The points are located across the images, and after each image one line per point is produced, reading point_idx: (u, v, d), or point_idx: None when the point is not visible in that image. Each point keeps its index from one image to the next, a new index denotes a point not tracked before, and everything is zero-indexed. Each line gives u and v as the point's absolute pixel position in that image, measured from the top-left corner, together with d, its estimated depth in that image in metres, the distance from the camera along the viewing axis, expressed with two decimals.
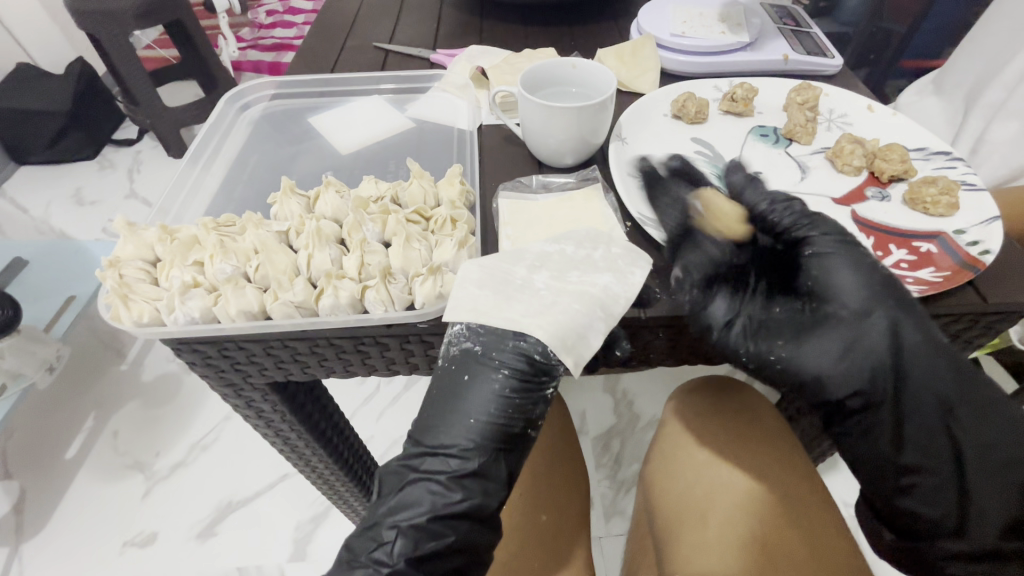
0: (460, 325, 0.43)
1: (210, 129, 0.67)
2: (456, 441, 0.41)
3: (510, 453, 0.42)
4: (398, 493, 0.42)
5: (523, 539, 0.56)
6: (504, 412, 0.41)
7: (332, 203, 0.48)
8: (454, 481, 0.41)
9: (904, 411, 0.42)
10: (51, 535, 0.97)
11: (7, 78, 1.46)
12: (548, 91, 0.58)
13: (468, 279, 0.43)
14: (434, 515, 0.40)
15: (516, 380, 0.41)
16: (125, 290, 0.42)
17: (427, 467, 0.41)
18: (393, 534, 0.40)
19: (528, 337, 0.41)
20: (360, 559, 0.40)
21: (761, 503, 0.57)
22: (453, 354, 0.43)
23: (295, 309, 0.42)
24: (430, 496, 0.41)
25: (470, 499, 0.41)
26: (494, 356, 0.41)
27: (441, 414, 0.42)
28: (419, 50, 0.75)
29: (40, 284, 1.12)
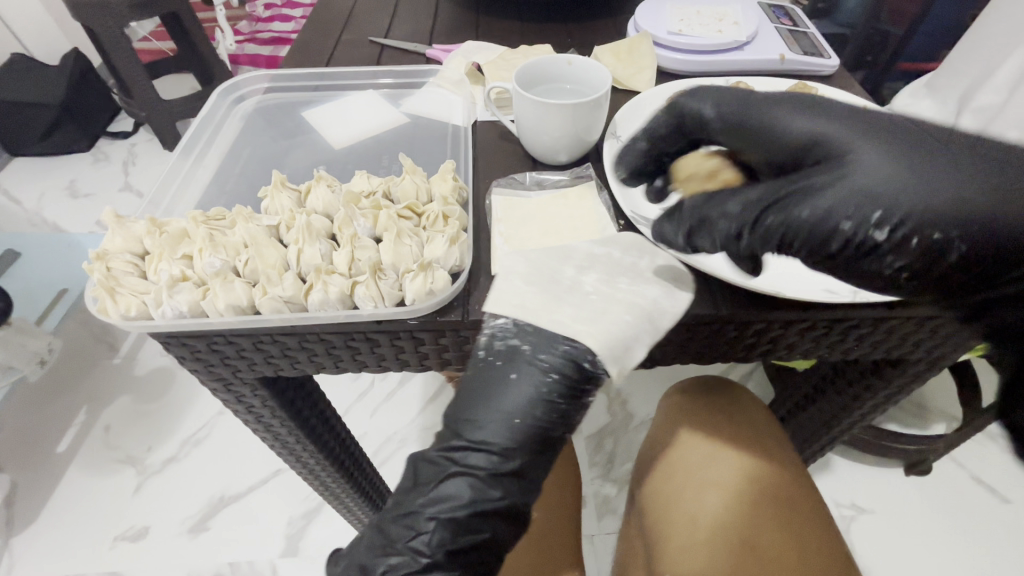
0: (506, 318, 0.42)
1: (203, 122, 0.66)
2: (498, 442, 0.41)
3: (546, 453, 0.43)
4: (437, 485, 0.42)
5: (543, 543, 0.56)
6: (546, 414, 0.41)
7: (323, 198, 0.48)
8: (491, 477, 0.41)
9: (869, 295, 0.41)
10: (42, 529, 0.97)
11: (1, 68, 1.45)
12: (543, 88, 0.58)
13: (519, 276, 0.44)
14: (474, 510, 0.41)
15: (564, 385, 0.41)
16: (112, 283, 0.41)
17: (467, 461, 0.41)
18: (431, 525, 0.40)
19: (576, 342, 0.41)
20: (396, 546, 0.41)
21: (752, 505, 0.58)
22: (498, 348, 0.42)
23: (284, 304, 0.41)
24: (469, 489, 0.41)
25: (506, 493, 0.41)
26: (543, 358, 0.41)
27: (481, 410, 0.42)
28: (415, 45, 0.75)
29: (32, 277, 1.11)
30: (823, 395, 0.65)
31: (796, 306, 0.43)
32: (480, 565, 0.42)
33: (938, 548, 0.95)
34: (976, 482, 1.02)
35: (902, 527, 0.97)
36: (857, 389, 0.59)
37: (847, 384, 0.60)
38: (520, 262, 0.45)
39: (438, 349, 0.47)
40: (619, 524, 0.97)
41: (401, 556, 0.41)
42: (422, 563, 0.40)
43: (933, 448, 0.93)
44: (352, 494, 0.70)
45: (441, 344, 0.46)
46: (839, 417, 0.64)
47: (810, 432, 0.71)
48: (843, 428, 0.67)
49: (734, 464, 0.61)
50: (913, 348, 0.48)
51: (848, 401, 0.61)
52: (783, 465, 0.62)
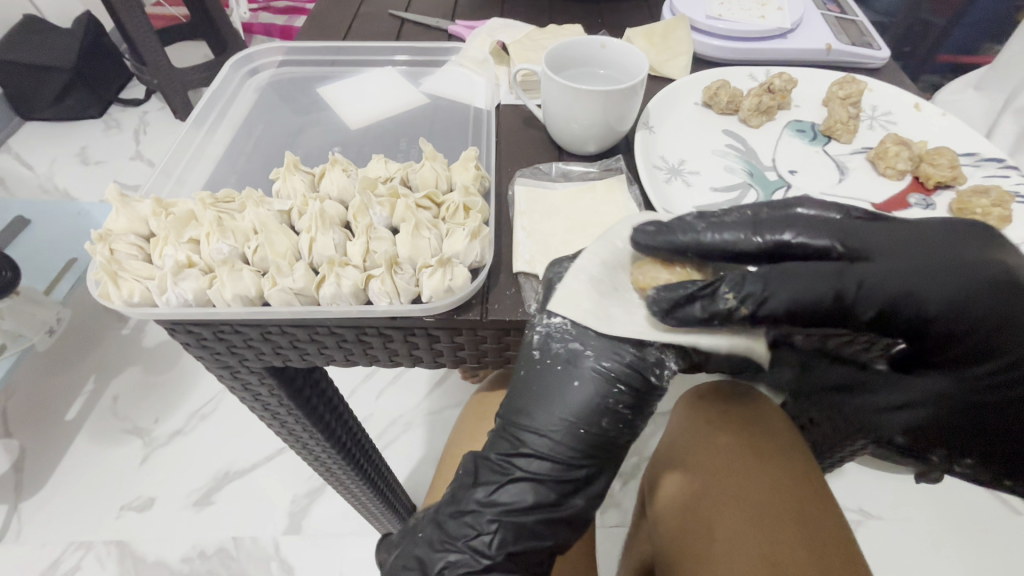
0: (563, 318, 0.40)
1: (216, 93, 0.63)
2: (562, 451, 0.40)
3: (610, 463, 0.42)
4: (497, 488, 0.42)
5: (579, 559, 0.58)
6: (612, 423, 0.40)
7: (339, 182, 0.45)
8: (550, 484, 0.41)
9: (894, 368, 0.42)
10: (50, 496, 0.97)
11: (13, 30, 1.42)
12: (573, 73, 0.54)
13: (591, 276, 0.40)
14: (538, 518, 0.41)
15: (630, 393, 0.40)
16: (115, 266, 0.39)
17: (531, 468, 0.41)
18: (492, 528, 0.41)
19: (662, 347, 0.40)
20: (456, 543, 0.42)
21: (778, 523, 0.55)
22: (556, 352, 0.41)
23: (294, 296, 0.39)
24: (532, 496, 0.41)
25: (568, 505, 0.42)
26: (610, 364, 0.39)
27: (544, 416, 0.40)
28: (437, 21, 0.71)
29: (42, 244, 1.10)
30: None
31: None
32: (536, 566, 0.43)
33: (944, 555, 0.93)
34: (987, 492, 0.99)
35: (909, 531, 0.96)
36: None
37: None
38: (594, 263, 0.41)
39: (454, 347, 0.44)
40: (623, 517, 0.96)
41: (460, 553, 0.42)
42: (482, 564, 0.41)
43: None
44: (357, 483, 0.68)
45: (457, 343, 0.44)
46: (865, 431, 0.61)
47: (832, 440, 0.68)
48: (867, 441, 0.64)
49: (757, 474, 0.59)
50: None
51: None
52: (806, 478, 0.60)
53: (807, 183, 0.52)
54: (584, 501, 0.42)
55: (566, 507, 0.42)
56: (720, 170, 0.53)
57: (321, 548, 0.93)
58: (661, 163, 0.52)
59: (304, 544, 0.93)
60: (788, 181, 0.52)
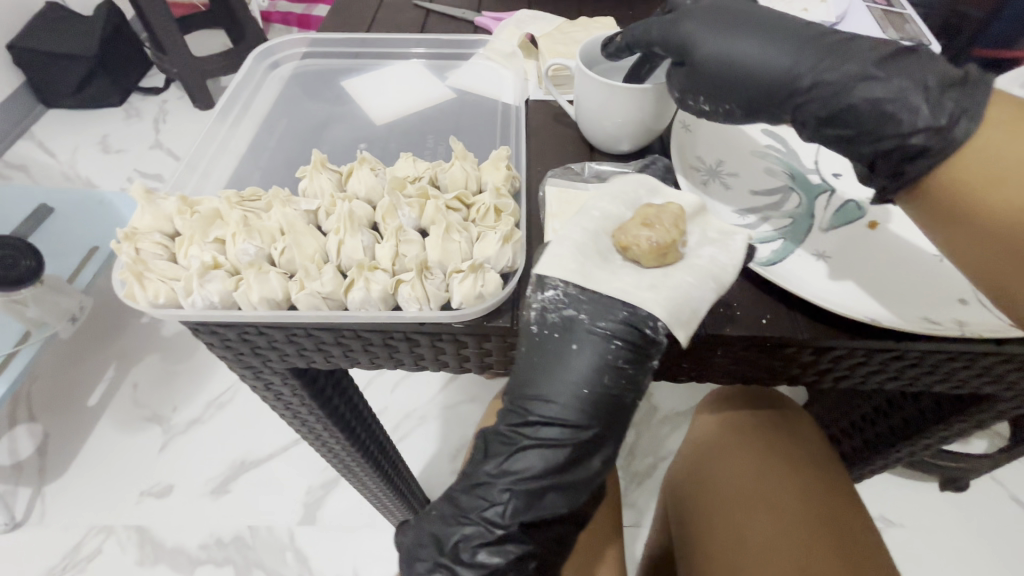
0: (555, 289, 0.39)
1: (239, 84, 0.62)
2: (568, 414, 0.39)
3: (619, 422, 0.40)
4: (507, 456, 0.41)
5: (600, 558, 0.57)
6: (613, 381, 0.39)
7: (367, 182, 0.44)
8: (563, 451, 0.39)
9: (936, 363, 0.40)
10: (72, 480, 0.98)
11: (37, 18, 1.43)
12: (606, 68, 0.52)
13: (576, 242, 0.40)
14: (552, 480, 0.40)
15: (626, 351, 0.38)
16: (140, 267, 0.38)
17: (542, 435, 0.40)
18: (505, 496, 0.40)
19: (645, 307, 0.38)
20: (469, 516, 0.41)
21: (801, 525, 0.55)
22: (552, 322, 0.39)
23: (323, 300, 0.38)
24: (544, 462, 0.40)
25: (582, 467, 0.40)
26: (601, 324, 0.38)
27: (546, 384, 0.39)
28: (462, 12, 0.69)
29: (65, 232, 1.11)
30: (887, 418, 0.60)
31: (887, 335, 0.39)
32: (554, 541, 0.42)
33: (969, 566, 0.90)
34: (1015, 503, 0.96)
35: (933, 540, 0.93)
36: (926, 419, 0.53)
37: (918, 413, 0.55)
38: (578, 231, 0.41)
39: (481, 353, 0.43)
40: (638, 518, 0.95)
41: (474, 525, 0.41)
42: (496, 533, 0.40)
43: (978, 466, 0.86)
44: (375, 480, 0.68)
45: (485, 349, 0.43)
46: (900, 443, 0.59)
47: (863, 450, 0.65)
48: (901, 455, 0.61)
49: (777, 478, 0.59)
50: (1010, 387, 0.43)
51: (912, 430, 0.56)
52: (818, 475, 0.60)
53: (853, 187, 0.49)
54: (602, 462, 0.41)
55: (579, 468, 0.40)
56: (760, 172, 0.50)
57: (336, 539, 0.93)
58: (699, 165, 0.50)
59: (319, 534, 0.94)
60: (832, 185, 0.49)
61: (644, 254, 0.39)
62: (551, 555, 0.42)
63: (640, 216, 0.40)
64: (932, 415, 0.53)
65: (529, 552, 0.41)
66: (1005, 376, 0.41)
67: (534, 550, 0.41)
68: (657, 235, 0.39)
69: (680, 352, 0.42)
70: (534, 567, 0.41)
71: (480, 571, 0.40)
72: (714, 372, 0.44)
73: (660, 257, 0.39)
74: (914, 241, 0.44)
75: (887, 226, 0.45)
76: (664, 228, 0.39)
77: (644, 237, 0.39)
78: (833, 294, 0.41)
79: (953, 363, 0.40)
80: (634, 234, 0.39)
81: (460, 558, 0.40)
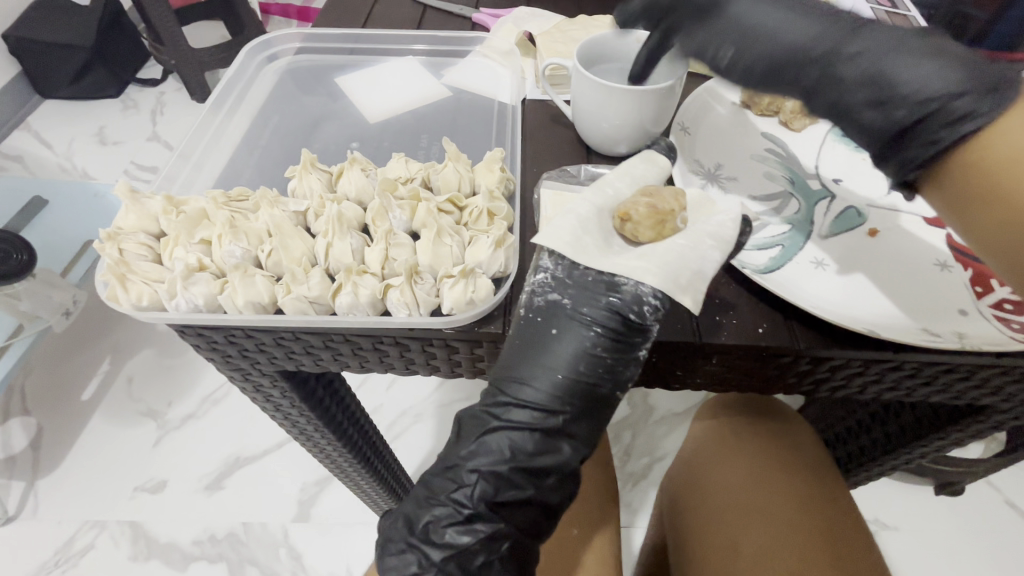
0: (544, 274, 0.39)
1: (233, 78, 0.61)
2: (543, 400, 0.37)
3: (596, 410, 0.38)
4: (476, 439, 0.39)
5: (582, 551, 0.56)
6: (590, 370, 0.37)
7: (357, 183, 0.43)
8: (533, 439, 0.38)
9: (940, 371, 0.39)
10: (65, 475, 0.98)
11: (33, 7, 1.41)
12: (606, 67, 0.51)
13: (580, 217, 0.39)
14: (519, 466, 0.38)
15: (608, 339, 0.37)
16: (123, 268, 0.37)
17: (509, 416, 0.38)
18: (473, 478, 0.38)
19: (636, 283, 0.36)
20: (439, 497, 0.39)
21: (796, 535, 0.54)
22: (537, 305, 0.38)
23: (310, 304, 0.37)
24: (510, 447, 0.38)
25: (552, 453, 0.38)
26: (586, 311, 0.37)
27: (523, 367, 0.38)
28: (460, 8, 0.68)
29: (58, 225, 1.09)
30: (884, 425, 0.59)
31: (888, 346, 0.38)
32: (529, 523, 0.40)
33: (962, 570, 0.90)
34: (1010, 507, 0.96)
35: (927, 545, 0.93)
36: (923, 426, 0.53)
37: (915, 420, 0.54)
38: (584, 207, 0.40)
39: (473, 359, 0.42)
40: (633, 517, 0.94)
41: (443, 506, 0.39)
42: (464, 515, 0.38)
43: (973, 472, 0.85)
44: (370, 481, 0.67)
45: (477, 355, 0.42)
46: (895, 453, 0.58)
47: (856, 460, 0.65)
48: (895, 463, 0.61)
49: (776, 487, 0.59)
50: (1009, 399, 0.42)
51: (909, 438, 0.55)
52: (817, 483, 0.60)
53: (853, 194, 0.48)
54: (573, 449, 0.39)
55: (548, 455, 0.38)
56: (758, 176, 0.49)
57: (330, 536, 0.93)
58: (698, 168, 0.49)
59: (314, 531, 0.93)
60: (832, 191, 0.48)
61: (650, 217, 0.39)
62: (526, 535, 0.40)
63: (640, 190, 0.41)
64: (929, 422, 0.52)
65: (501, 531, 0.39)
66: (1003, 387, 0.41)
67: (504, 528, 0.39)
68: (655, 201, 0.40)
69: (674, 360, 0.41)
70: (508, 548, 0.40)
71: (449, 551, 0.38)
72: (709, 380, 0.43)
73: (657, 225, 0.39)
74: (914, 250, 0.43)
75: (888, 234, 0.45)
76: (665, 195, 0.40)
77: (646, 204, 0.39)
78: (832, 304, 0.40)
79: (958, 375, 0.40)
80: (635, 201, 0.40)
81: (430, 538, 0.39)
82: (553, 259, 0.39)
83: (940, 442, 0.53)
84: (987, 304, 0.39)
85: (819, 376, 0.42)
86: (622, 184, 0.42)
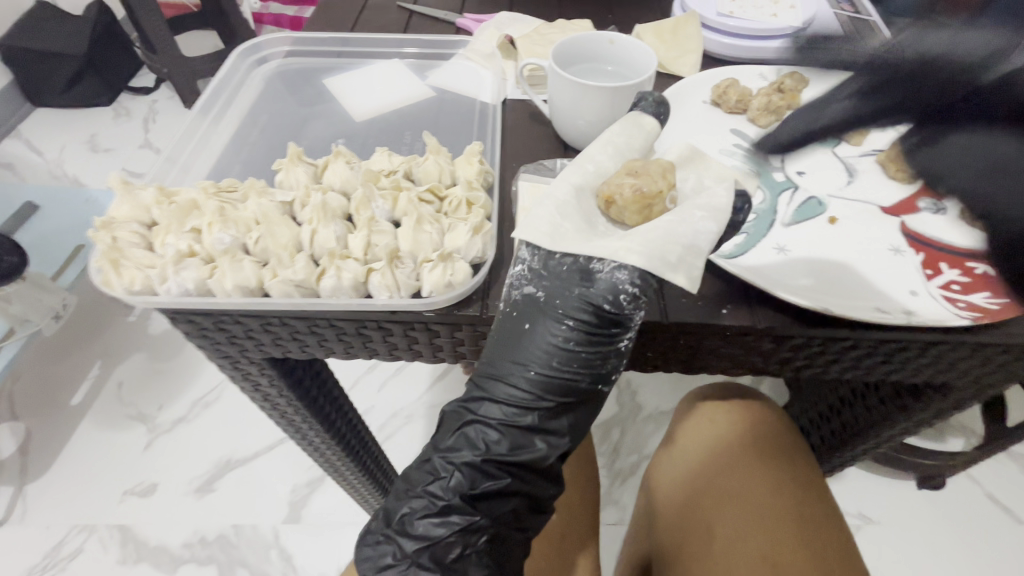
0: (521, 267, 0.41)
1: (223, 82, 0.63)
2: (519, 395, 0.40)
3: (571, 403, 0.41)
4: (455, 433, 0.41)
5: (565, 532, 0.59)
6: (563, 365, 0.39)
7: (341, 174, 0.46)
8: (509, 431, 0.40)
9: (894, 347, 0.42)
10: (54, 480, 0.98)
11: (25, 16, 1.43)
12: (581, 68, 0.54)
13: (559, 201, 0.41)
14: (491, 458, 0.39)
15: (580, 332, 0.39)
16: (116, 254, 0.39)
17: (484, 412, 0.41)
18: (449, 470, 0.40)
19: (610, 273, 0.38)
20: (416, 489, 0.40)
21: (771, 521, 0.56)
22: (514, 300, 0.40)
23: (295, 288, 0.39)
24: (484, 441, 0.40)
25: (527, 447, 0.40)
26: (558, 304, 0.39)
27: (499, 362, 0.40)
28: (444, 13, 0.71)
29: (49, 230, 1.10)
30: (853, 409, 0.61)
31: (844, 324, 0.40)
32: (510, 514, 0.41)
33: (943, 563, 0.92)
34: (989, 500, 0.98)
35: (910, 538, 0.95)
36: (889, 407, 0.54)
37: (880, 402, 0.56)
38: (563, 189, 0.41)
39: (454, 343, 0.44)
40: (622, 515, 0.96)
41: (419, 499, 0.40)
42: (438, 507, 0.39)
43: (951, 464, 0.88)
44: (356, 472, 0.68)
45: (457, 338, 0.44)
46: (864, 437, 0.60)
47: (831, 446, 0.67)
48: (867, 447, 0.62)
49: (754, 476, 0.60)
50: (962, 375, 0.45)
51: (875, 421, 0.57)
52: (795, 470, 0.61)
53: (817, 187, 0.50)
54: (546, 443, 0.40)
55: (524, 449, 0.40)
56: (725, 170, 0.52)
57: (320, 537, 0.94)
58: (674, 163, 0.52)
59: (304, 533, 0.94)
60: (796, 184, 0.51)
61: (639, 201, 0.40)
62: (506, 527, 0.41)
63: (625, 168, 0.42)
64: (890, 399, 0.54)
65: (476, 524, 0.40)
66: (957, 363, 0.43)
67: (481, 521, 0.40)
68: (641, 182, 0.41)
69: (644, 341, 0.44)
70: (485, 541, 0.40)
71: (422, 543, 0.39)
72: (679, 364, 0.46)
73: (644, 209, 0.41)
74: (867, 237, 0.46)
75: (845, 223, 0.48)
76: (653, 174, 0.41)
77: (633, 186, 0.41)
78: (790, 282, 0.42)
79: (910, 351, 0.42)
80: (622, 181, 0.41)
81: (405, 530, 0.39)
82: (529, 251, 0.41)
83: (906, 423, 0.55)
84: (935, 285, 0.42)
85: (784, 357, 0.44)
86: (603, 156, 0.44)
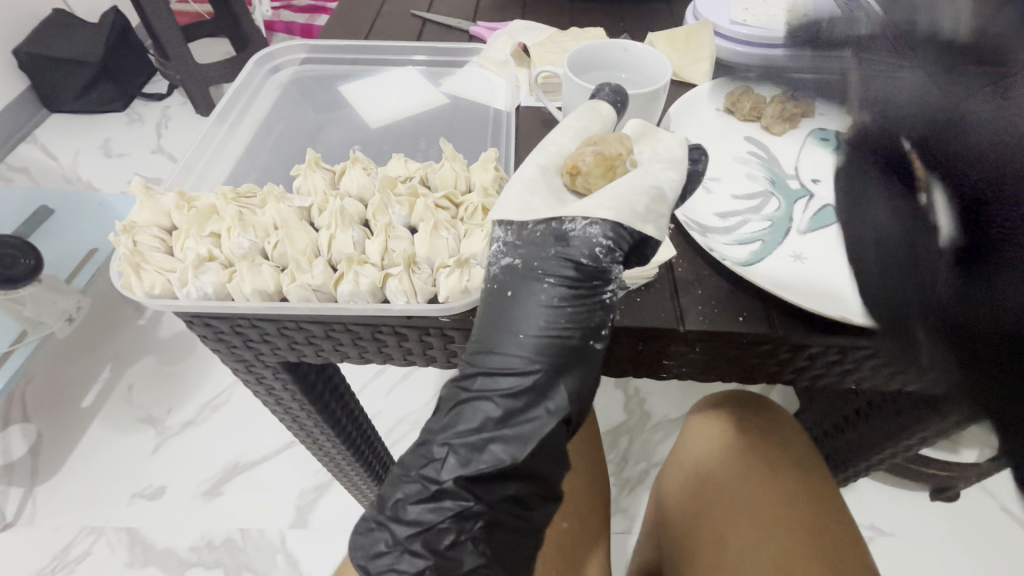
0: (497, 240, 0.40)
1: (239, 89, 0.64)
2: (510, 361, 0.38)
3: (569, 364, 0.39)
4: (448, 414, 0.39)
5: (575, 544, 0.58)
6: (553, 324, 0.38)
7: (359, 181, 0.46)
8: (507, 401, 0.38)
9: None
10: (62, 481, 0.98)
11: (43, 23, 1.45)
12: (594, 75, 0.54)
13: (527, 181, 0.41)
14: (493, 436, 0.38)
15: (564, 288, 0.38)
16: (137, 258, 0.40)
17: (478, 387, 0.38)
18: (444, 452, 0.38)
19: (581, 229, 0.38)
20: (410, 474, 0.39)
21: (780, 530, 0.56)
22: (495, 272, 0.40)
23: (312, 292, 0.39)
24: (483, 416, 0.38)
25: (530, 419, 0.38)
26: (537, 265, 0.38)
27: (486, 334, 0.39)
28: (457, 21, 0.71)
29: (62, 232, 1.12)
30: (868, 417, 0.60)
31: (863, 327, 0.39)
32: (510, 502, 0.40)
33: None
34: None
35: (926, 551, 0.92)
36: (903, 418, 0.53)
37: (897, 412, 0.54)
38: (528, 169, 0.41)
39: None
40: (629, 524, 0.95)
41: (413, 484, 0.38)
42: (431, 491, 0.38)
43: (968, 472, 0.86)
44: (365, 477, 0.68)
45: None
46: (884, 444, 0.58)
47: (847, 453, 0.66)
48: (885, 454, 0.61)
49: (761, 484, 0.60)
50: None
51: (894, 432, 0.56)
52: (804, 476, 0.61)
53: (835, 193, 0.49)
54: (553, 412, 0.38)
55: (527, 421, 0.38)
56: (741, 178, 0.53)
57: (325, 540, 0.94)
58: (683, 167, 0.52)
59: (310, 536, 0.94)
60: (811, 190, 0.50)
61: (601, 161, 0.41)
62: (505, 514, 0.40)
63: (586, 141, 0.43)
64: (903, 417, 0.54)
65: (473, 510, 0.38)
66: None
67: (475, 506, 0.38)
68: (601, 147, 0.42)
69: (651, 338, 0.43)
70: (482, 527, 0.39)
71: (416, 529, 0.38)
72: (693, 368, 0.45)
73: (608, 171, 0.41)
74: None
75: None
76: (610, 141, 0.42)
77: (592, 150, 0.41)
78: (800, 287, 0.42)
79: None
80: (580, 150, 0.42)
81: (398, 515, 0.38)
82: (502, 228, 0.40)
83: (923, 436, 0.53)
84: None
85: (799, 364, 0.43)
86: (565, 140, 0.44)
